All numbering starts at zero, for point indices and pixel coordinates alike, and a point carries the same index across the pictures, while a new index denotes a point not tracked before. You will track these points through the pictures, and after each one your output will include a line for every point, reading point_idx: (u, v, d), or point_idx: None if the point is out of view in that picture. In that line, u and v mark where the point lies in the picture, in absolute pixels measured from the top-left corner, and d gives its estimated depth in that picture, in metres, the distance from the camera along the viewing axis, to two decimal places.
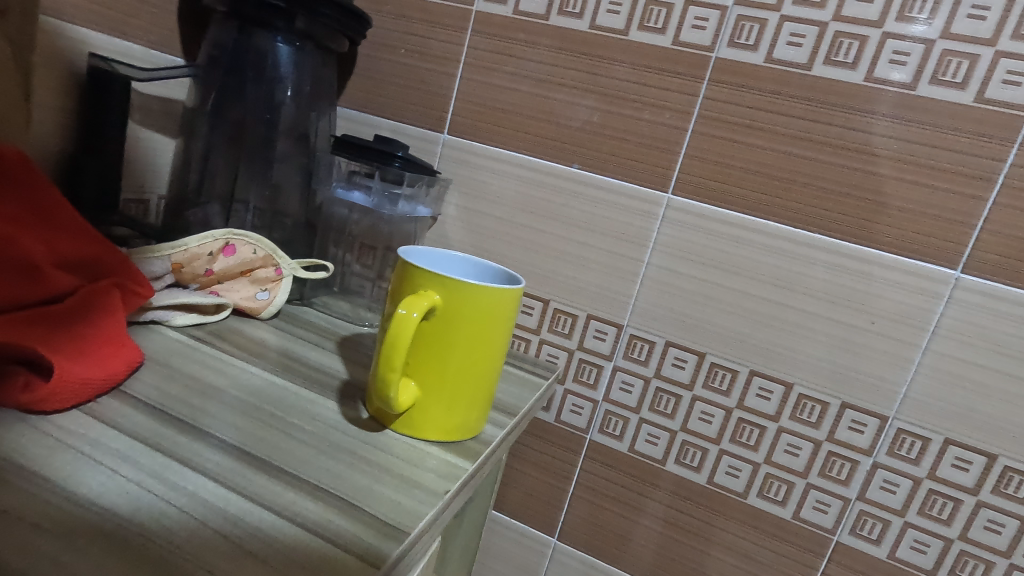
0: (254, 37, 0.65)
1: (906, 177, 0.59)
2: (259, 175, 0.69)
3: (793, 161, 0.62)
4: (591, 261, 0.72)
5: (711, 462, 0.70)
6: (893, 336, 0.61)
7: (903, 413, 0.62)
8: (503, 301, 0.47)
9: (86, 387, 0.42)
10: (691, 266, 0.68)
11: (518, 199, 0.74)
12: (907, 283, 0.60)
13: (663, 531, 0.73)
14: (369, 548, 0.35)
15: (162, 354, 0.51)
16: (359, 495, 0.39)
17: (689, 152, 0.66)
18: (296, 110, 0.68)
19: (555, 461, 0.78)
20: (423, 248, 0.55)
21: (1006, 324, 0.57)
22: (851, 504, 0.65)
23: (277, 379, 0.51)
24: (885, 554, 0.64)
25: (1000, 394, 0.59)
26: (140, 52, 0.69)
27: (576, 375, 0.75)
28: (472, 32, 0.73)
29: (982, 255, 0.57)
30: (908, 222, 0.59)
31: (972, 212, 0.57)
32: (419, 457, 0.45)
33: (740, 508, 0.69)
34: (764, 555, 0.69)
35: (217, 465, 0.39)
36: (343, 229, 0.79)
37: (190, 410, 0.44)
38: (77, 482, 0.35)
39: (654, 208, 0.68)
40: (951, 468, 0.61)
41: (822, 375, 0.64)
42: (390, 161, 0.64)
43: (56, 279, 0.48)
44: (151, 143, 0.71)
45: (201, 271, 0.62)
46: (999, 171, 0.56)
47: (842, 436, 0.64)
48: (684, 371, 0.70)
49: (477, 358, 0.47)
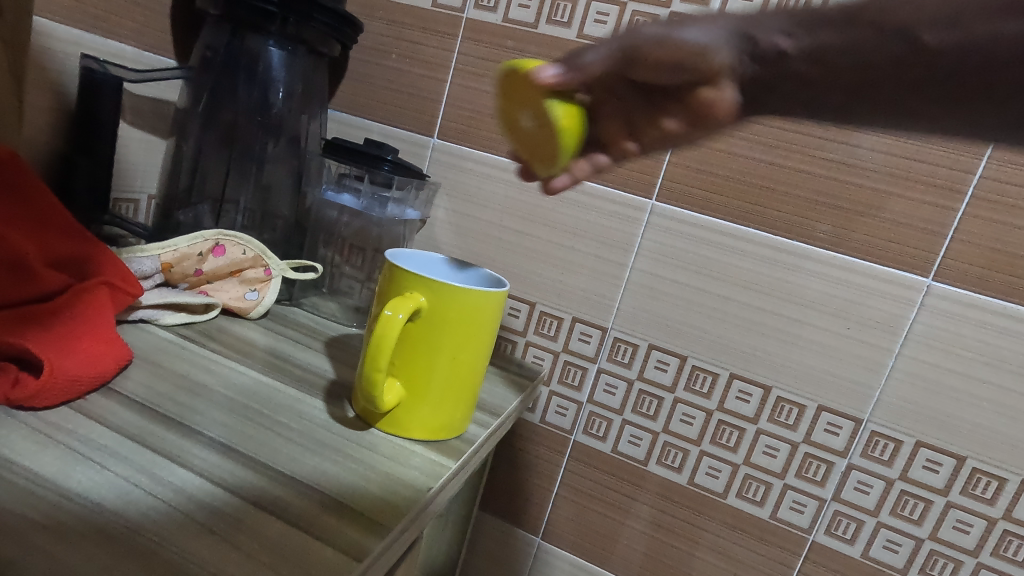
0: (247, 39, 0.66)
1: (881, 188, 0.61)
2: (249, 176, 0.70)
3: (772, 170, 0.64)
4: (576, 265, 0.73)
5: (692, 462, 0.71)
6: (868, 341, 0.63)
7: (877, 416, 0.64)
8: (488, 303, 0.48)
9: (74, 384, 0.42)
10: (674, 271, 0.69)
11: (506, 203, 0.75)
12: (882, 290, 0.62)
13: (644, 531, 0.75)
14: (353, 544, 0.36)
15: (152, 353, 0.51)
16: (344, 492, 0.40)
17: (673, 160, 0.68)
18: (287, 112, 0.69)
19: (541, 461, 0.79)
20: (412, 252, 0.56)
21: (976, 330, 0.59)
22: (827, 504, 0.66)
23: (266, 378, 0.52)
24: (858, 553, 0.66)
25: (969, 399, 0.60)
26: (131, 53, 0.70)
27: (561, 376, 0.76)
28: (462, 39, 0.74)
29: (952, 264, 0.59)
30: (880, 230, 0.61)
31: (943, 222, 0.59)
32: (404, 456, 0.46)
33: (719, 508, 0.71)
34: (743, 554, 0.71)
35: (206, 461, 0.40)
36: (333, 231, 0.76)
37: (179, 408, 0.45)
38: (67, 477, 0.36)
39: (639, 214, 0.69)
40: (922, 470, 0.62)
41: (800, 378, 0.66)
42: (379, 165, 0.65)
43: (45, 280, 0.49)
44: (143, 144, 0.72)
45: (190, 271, 0.63)
46: (968, 182, 0.58)
47: (818, 438, 0.66)
48: (667, 373, 0.71)
49: (462, 359, 0.48)
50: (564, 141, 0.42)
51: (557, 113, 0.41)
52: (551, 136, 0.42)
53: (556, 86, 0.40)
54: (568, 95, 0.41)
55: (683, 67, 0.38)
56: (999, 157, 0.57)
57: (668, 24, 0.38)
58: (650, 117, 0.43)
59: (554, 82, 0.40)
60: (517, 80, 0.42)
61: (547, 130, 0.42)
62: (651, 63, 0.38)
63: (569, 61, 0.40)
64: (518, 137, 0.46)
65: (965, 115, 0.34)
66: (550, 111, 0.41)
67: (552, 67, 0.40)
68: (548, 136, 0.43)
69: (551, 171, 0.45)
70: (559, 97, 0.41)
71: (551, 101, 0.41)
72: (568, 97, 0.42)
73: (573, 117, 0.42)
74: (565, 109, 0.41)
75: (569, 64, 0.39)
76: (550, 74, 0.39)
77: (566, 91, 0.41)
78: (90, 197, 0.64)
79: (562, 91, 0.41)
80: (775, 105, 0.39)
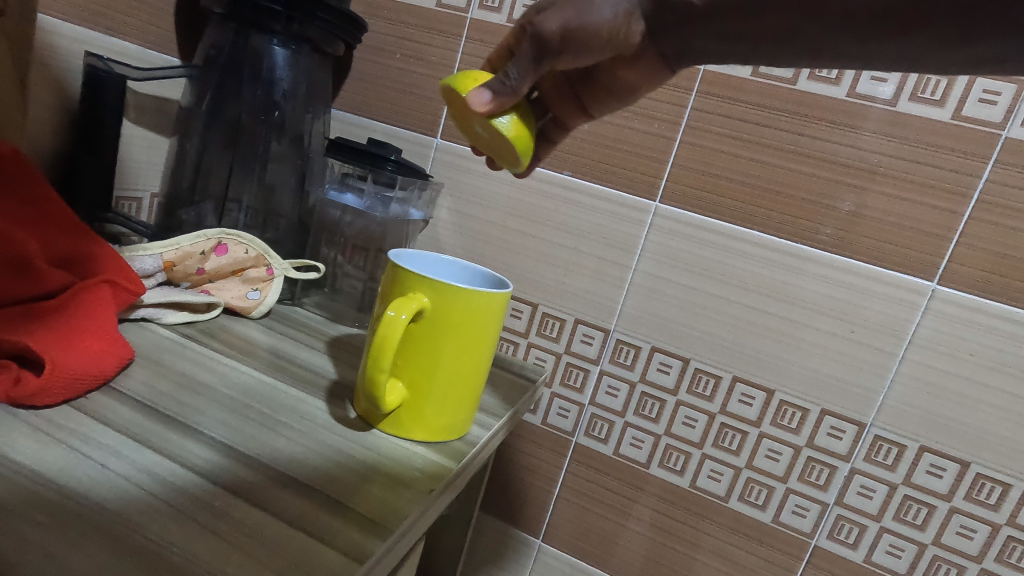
0: (251, 38, 0.66)
1: (886, 191, 0.61)
2: (252, 175, 0.70)
3: (776, 173, 0.64)
4: (579, 266, 0.73)
5: (694, 465, 0.71)
6: (872, 345, 0.63)
7: (881, 421, 0.63)
8: (491, 305, 0.48)
9: (76, 383, 0.42)
10: (677, 273, 0.69)
11: (509, 204, 0.75)
12: (887, 294, 0.62)
13: (646, 534, 0.75)
14: (355, 546, 0.36)
15: (154, 352, 0.51)
16: (346, 494, 0.40)
17: (677, 162, 0.67)
18: (291, 111, 0.69)
19: (542, 463, 0.79)
20: (415, 252, 0.56)
21: (980, 335, 0.59)
22: (830, 509, 0.66)
23: (267, 379, 0.52)
24: (860, 558, 0.66)
25: (973, 403, 0.60)
26: (135, 50, 0.70)
27: (563, 378, 0.76)
28: (466, 39, 0.74)
29: (958, 268, 0.59)
30: (886, 234, 0.61)
31: (949, 226, 0.59)
32: (405, 457, 0.46)
33: (721, 511, 0.71)
34: (745, 558, 0.70)
35: (207, 461, 0.40)
36: (335, 232, 0.75)
37: (180, 407, 0.45)
38: (69, 476, 0.35)
39: (642, 215, 0.69)
40: (925, 475, 0.62)
41: (803, 381, 0.66)
42: (383, 165, 0.65)
43: (47, 278, 0.48)
44: (147, 142, 0.72)
45: (192, 270, 0.62)
46: (975, 186, 0.58)
47: (821, 442, 0.65)
48: (669, 376, 0.71)
49: (464, 360, 0.48)
50: (518, 149, 0.48)
51: (505, 130, 0.46)
52: (506, 144, 0.48)
53: (494, 109, 0.45)
54: (507, 110, 0.46)
55: (597, 45, 0.44)
56: (1005, 161, 0.57)
57: (568, 11, 0.42)
58: (591, 87, 0.55)
59: (490, 107, 0.45)
60: (457, 100, 0.47)
61: (500, 138, 0.48)
62: (569, 53, 0.43)
63: (500, 86, 0.44)
64: (476, 138, 0.51)
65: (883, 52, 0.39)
66: (498, 128, 0.46)
67: (486, 94, 0.44)
68: (501, 142, 0.48)
69: (514, 166, 0.51)
70: (501, 113, 0.46)
71: (495, 120, 0.46)
72: (510, 110, 0.47)
73: (521, 127, 0.47)
74: (511, 123, 0.46)
75: (501, 88, 0.44)
76: (483, 102, 0.44)
77: (505, 108, 0.46)
78: (93, 194, 0.64)
79: (500, 110, 0.46)
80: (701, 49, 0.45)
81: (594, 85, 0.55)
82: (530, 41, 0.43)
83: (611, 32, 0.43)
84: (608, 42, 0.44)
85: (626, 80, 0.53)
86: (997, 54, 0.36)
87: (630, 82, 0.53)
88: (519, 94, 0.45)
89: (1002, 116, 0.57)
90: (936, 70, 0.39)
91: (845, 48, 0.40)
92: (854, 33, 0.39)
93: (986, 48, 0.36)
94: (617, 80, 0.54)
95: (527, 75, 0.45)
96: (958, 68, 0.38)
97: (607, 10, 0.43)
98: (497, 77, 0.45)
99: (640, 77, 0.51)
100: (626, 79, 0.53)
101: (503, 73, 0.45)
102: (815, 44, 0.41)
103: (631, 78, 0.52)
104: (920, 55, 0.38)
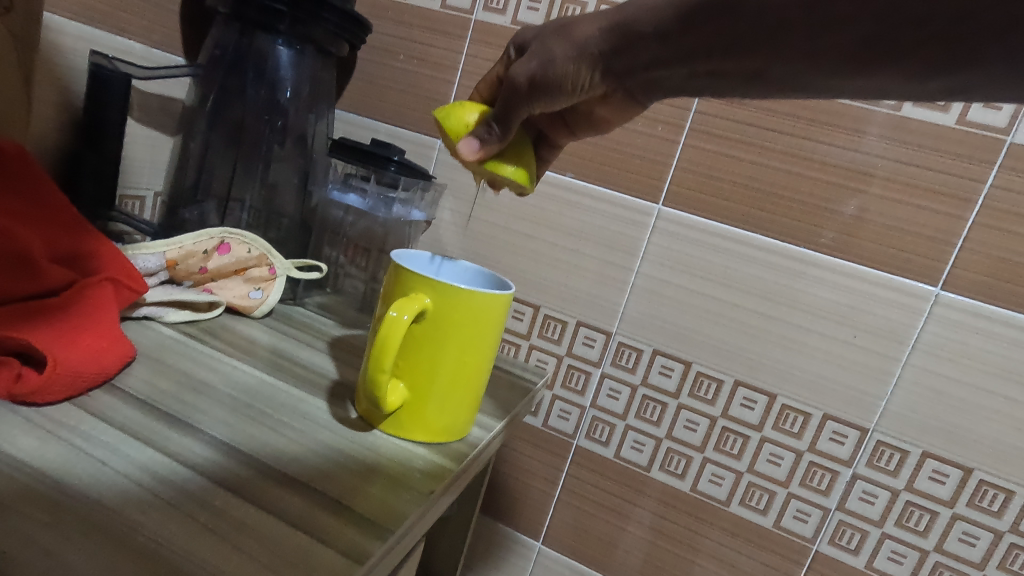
0: (256, 38, 0.66)
1: (889, 195, 0.60)
2: (256, 175, 0.70)
3: (781, 176, 0.64)
4: (581, 268, 0.73)
5: (695, 469, 0.71)
6: (874, 350, 0.63)
7: (883, 426, 0.63)
8: (492, 307, 0.48)
9: (76, 380, 0.42)
10: (678, 276, 0.69)
11: (512, 205, 0.75)
12: (889, 299, 0.61)
13: (646, 537, 0.74)
14: (355, 547, 0.36)
15: (155, 350, 0.51)
16: (347, 495, 0.40)
17: (680, 165, 0.67)
18: (295, 112, 0.70)
19: (543, 465, 0.78)
20: (415, 253, 0.56)
21: (984, 340, 0.59)
22: (831, 514, 0.66)
23: (267, 378, 0.52)
24: (862, 564, 0.66)
25: (977, 409, 0.60)
26: (139, 50, 0.71)
27: (564, 380, 0.76)
28: (470, 41, 0.74)
29: (962, 273, 0.59)
30: (888, 238, 0.61)
31: (953, 231, 0.59)
32: (405, 457, 0.46)
33: (722, 515, 0.70)
34: (745, 562, 0.70)
35: (208, 459, 0.39)
36: (337, 232, 0.76)
37: (180, 406, 0.44)
38: (68, 474, 0.35)
39: (646, 218, 0.69)
40: (928, 481, 0.62)
41: (804, 387, 0.65)
42: (386, 164, 0.65)
43: (49, 274, 0.48)
44: (151, 141, 0.72)
45: (194, 269, 0.62)
46: (979, 191, 0.58)
47: (822, 447, 0.65)
48: (671, 379, 0.71)
49: (465, 365, 0.48)
50: (522, 183, 0.49)
51: (507, 174, 0.48)
52: (511, 183, 0.50)
53: (484, 156, 0.47)
54: (503, 156, 0.48)
55: (563, 93, 0.46)
56: (1010, 166, 0.57)
57: (534, 63, 0.45)
58: (575, 115, 0.55)
59: (480, 155, 0.47)
60: (450, 143, 0.49)
61: (503, 180, 0.50)
62: (539, 100, 0.46)
63: (486, 135, 0.47)
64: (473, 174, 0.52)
65: (862, 84, 0.38)
66: (504, 173, 0.48)
67: (474, 142, 0.46)
68: (502, 180, 0.50)
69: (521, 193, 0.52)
70: (496, 159, 0.48)
71: (491, 167, 0.48)
72: (510, 155, 0.49)
73: (523, 167, 0.49)
74: (514, 168, 0.49)
75: (487, 138, 0.47)
76: (473, 151, 0.46)
77: (497, 153, 0.48)
78: (95, 193, 0.64)
79: (491, 155, 0.48)
80: (671, 82, 0.46)
81: (576, 114, 0.55)
82: (504, 93, 0.46)
83: (574, 82, 0.45)
84: (573, 90, 0.46)
85: (601, 113, 0.54)
86: (977, 85, 0.35)
87: (605, 116, 0.54)
88: (507, 140, 0.48)
89: (1007, 122, 0.56)
90: (904, 97, 0.39)
91: (822, 82, 0.39)
92: (824, 70, 0.38)
93: (968, 78, 0.35)
94: (594, 114, 0.54)
95: (510, 122, 0.47)
96: (921, 95, 0.38)
97: (567, 62, 0.45)
98: (482, 126, 0.47)
99: (613, 113, 0.53)
100: (602, 114, 0.54)
101: (487, 121, 0.47)
102: (788, 78, 0.40)
103: (605, 113, 0.53)
104: (891, 87, 0.38)
